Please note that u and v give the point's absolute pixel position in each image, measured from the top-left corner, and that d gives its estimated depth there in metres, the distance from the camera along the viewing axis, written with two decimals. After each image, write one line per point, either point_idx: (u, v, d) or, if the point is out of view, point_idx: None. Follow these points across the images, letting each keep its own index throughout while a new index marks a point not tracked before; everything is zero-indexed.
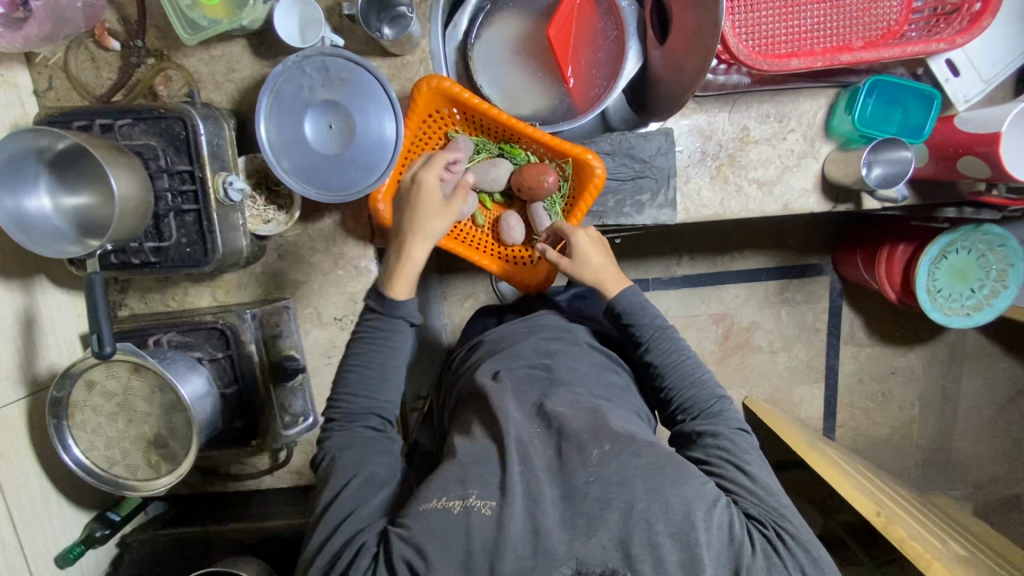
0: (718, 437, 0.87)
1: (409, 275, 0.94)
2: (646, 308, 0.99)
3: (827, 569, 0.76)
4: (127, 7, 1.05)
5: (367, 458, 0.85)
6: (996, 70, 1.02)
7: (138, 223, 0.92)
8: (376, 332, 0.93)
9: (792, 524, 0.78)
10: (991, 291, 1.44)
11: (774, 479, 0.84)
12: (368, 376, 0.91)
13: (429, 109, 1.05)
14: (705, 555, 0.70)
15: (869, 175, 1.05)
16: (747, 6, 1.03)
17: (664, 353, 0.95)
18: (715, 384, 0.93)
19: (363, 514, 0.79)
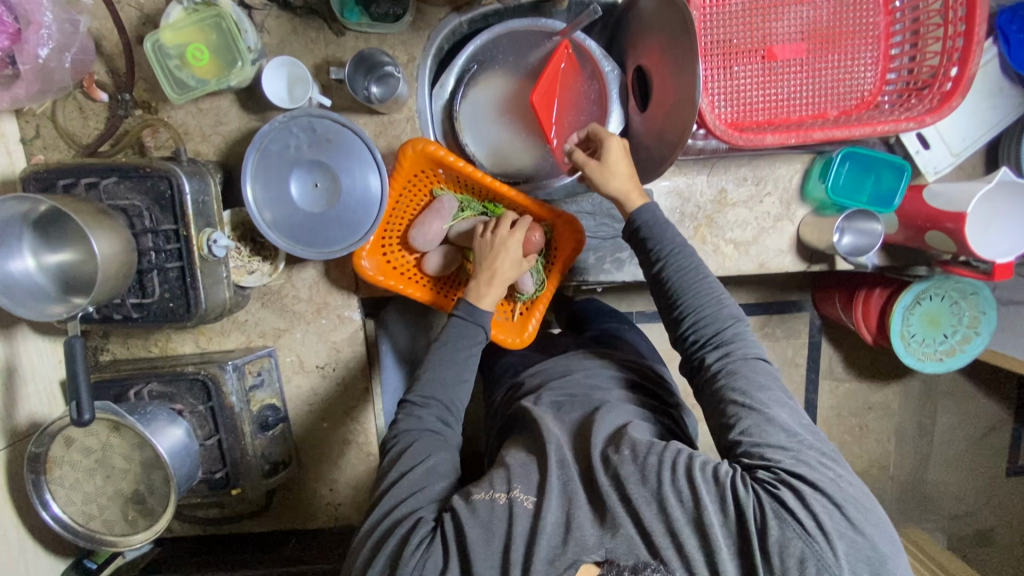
0: (735, 374, 0.81)
1: (497, 287, 1.00)
2: (666, 227, 0.93)
3: (860, 522, 0.69)
4: (115, 60, 1.06)
5: (435, 449, 0.86)
6: (965, 145, 1.06)
7: (119, 283, 0.92)
8: (458, 331, 0.97)
9: (814, 472, 0.73)
10: (963, 338, 1.43)
11: (799, 421, 0.79)
12: (447, 374, 0.93)
13: (414, 169, 1.07)
14: (717, 529, 0.70)
15: (840, 242, 1.10)
16: (725, 76, 1.06)
17: (679, 276, 0.90)
18: (733, 313, 0.87)
19: (420, 499, 0.81)
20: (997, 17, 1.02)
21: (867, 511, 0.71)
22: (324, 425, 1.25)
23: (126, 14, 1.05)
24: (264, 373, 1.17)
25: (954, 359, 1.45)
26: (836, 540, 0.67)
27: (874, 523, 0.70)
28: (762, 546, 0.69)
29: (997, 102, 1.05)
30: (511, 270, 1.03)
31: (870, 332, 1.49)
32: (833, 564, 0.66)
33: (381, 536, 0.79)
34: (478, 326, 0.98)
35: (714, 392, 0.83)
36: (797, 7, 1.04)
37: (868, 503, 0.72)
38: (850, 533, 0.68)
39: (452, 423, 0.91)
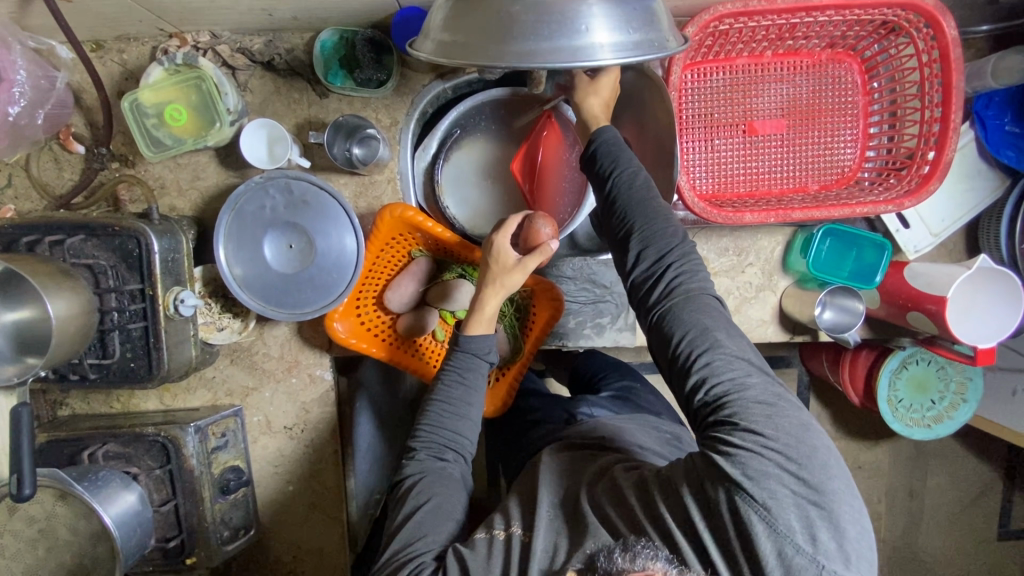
0: (678, 312, 0.75)
1: (493, 296, 0.91)
2: (620, 151, 0.84)
3: (804, 460, 0.63)
4: (95, 113, 1.05)
5: (442, 491, 0.83)
6: (945, 225, 1.06)
7: (74, 346, 0.89)
8: (457, 364, 0.91)
9: (751, 412, 0.67)
10: (950, 404, 1.38)
11: (746, 358, 0.72)
12: (452, 410, 0.89)
13: (391, 233, 1.06)
14: (664, 508, 0.69)
15: (820, 316, 1.08)
16: (707, 149, 1.07)
17: (628, 201, 0.81)
18: (681, 241, 0.80)
19: (427, 543, 0.78)
20: (972, 101, 1.03)
21: (810, 448, 0.64)
22: (289, 490, 1.20)
23: (109, 69, 1.05)
24: (228, 433, 1.13)
25: (941, 426, 1.39)
26: (764, 482, 0.63)
27: (817, 457, 0.64)
28: (699, 506, 0.67)
29: (975, 183, 1.05)
30: (512, 277, 0.91)
31: (857, 394, 1.42)
32: (762, 509, 0.62)
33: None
34: (483, 359, 0.92)
35: (661, 330, 0.76)
36: (777, 85, 1.06)
37: (811, 435, 0.65)
38: (789, 472, 0.63)
39: (459, 461, 0.88)
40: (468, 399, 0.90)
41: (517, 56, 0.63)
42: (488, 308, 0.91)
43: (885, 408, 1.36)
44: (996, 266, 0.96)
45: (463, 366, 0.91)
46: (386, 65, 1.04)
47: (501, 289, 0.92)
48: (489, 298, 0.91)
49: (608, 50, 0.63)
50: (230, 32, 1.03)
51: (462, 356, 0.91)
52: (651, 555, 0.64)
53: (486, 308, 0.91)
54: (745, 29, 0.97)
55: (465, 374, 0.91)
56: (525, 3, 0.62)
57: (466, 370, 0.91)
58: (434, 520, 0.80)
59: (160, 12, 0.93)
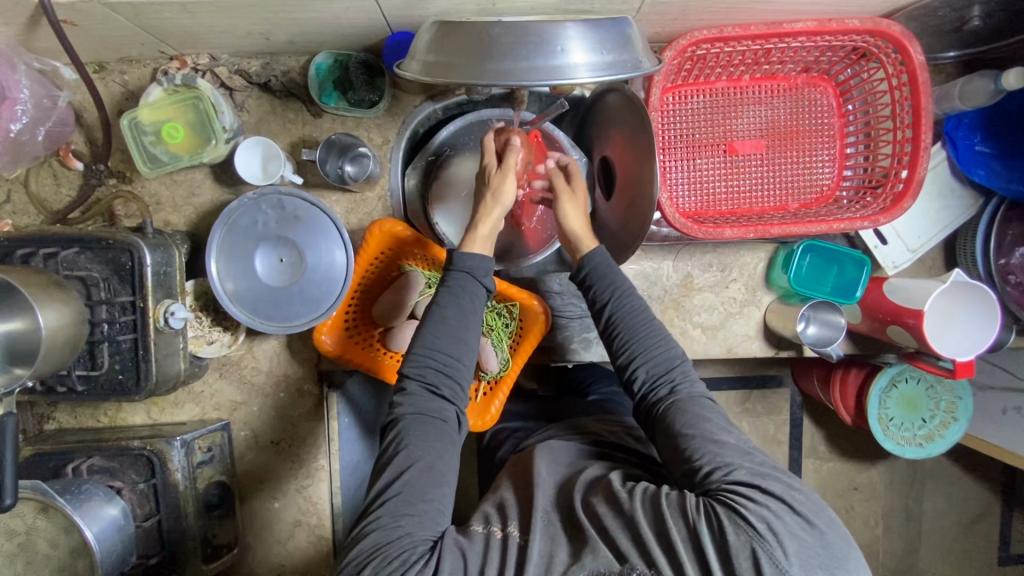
0: (680, 410, 0.80)
1: (483, 217, 0.91)
2: (613, 272, 0.91)
3: (818, 523, 0.66)
4: (95, 131, 1.09)
5: (434, 449, 0.77)
6: (921, 241, 1.09)
7: (63, 357, 0.90)
8: (452, 287, 0.86)
9: (767, 483, 0.69)
10: (941, 423, 1.38)
11: (750, 448, 0.76)
12: (447, 347, 0.83)
13: (378, 249, 1.09)
14: (676, 530, 0.66)
15: (804, 331, 1.10)
16: (689, 168, 1.10)
17: (626, 318, 0.88)
18: (674, 349, 0.88)
19: (421, 519, 0.72)
20: (944, 122, 1.07)
21: (821, 517, 0.67)
22: (275, 506, 1.20)
23: (111, 89, 1.09)
24: (214, 448, 1.12)
25: (933, 445, 1.38)
26: (786, 539, 0.63)
27: (828, 526, 0.67)
28: (715, 544, 0.64)
29: (949, 202, 1.09)
30: (503, 184, 0.92)
31: (848, 413, 1.43)
32: (784, 565, 0.62)
33: (370, 552, 0.70)
34: (479, 281, 0.87)
35: (667, 436, 0.79)
36: (756, 107, 1.10)
37: (820, 505, 0.69)
38: (806, 536, 0.65)
39: (455, 409, 0.82)
40: (465, 330, 0.84)
41: (496, 74, 0.66)
42: (481, 229, 0.90)
43: (876, 427, 1.35)
44: (970, 281, 0.98)
45: (457, 295, 0.85)
46: (379, 87, 1.07)
47: (495, 211, 0.92)
48: (484, 219, 0.91)
49: (583, 69, 0.66)
50: (229, 55, 1.07)
51: (456, 284, 0.86)
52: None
53: (480, 229, 0.91)
54: (722, 54, 1.01)
55: (459, 301, 0.85)
56: (504, 26, 0.65)
57: (461, 296, 0.85)
58: (428, 483, 0.74)
59: (161, 35, 0.98)
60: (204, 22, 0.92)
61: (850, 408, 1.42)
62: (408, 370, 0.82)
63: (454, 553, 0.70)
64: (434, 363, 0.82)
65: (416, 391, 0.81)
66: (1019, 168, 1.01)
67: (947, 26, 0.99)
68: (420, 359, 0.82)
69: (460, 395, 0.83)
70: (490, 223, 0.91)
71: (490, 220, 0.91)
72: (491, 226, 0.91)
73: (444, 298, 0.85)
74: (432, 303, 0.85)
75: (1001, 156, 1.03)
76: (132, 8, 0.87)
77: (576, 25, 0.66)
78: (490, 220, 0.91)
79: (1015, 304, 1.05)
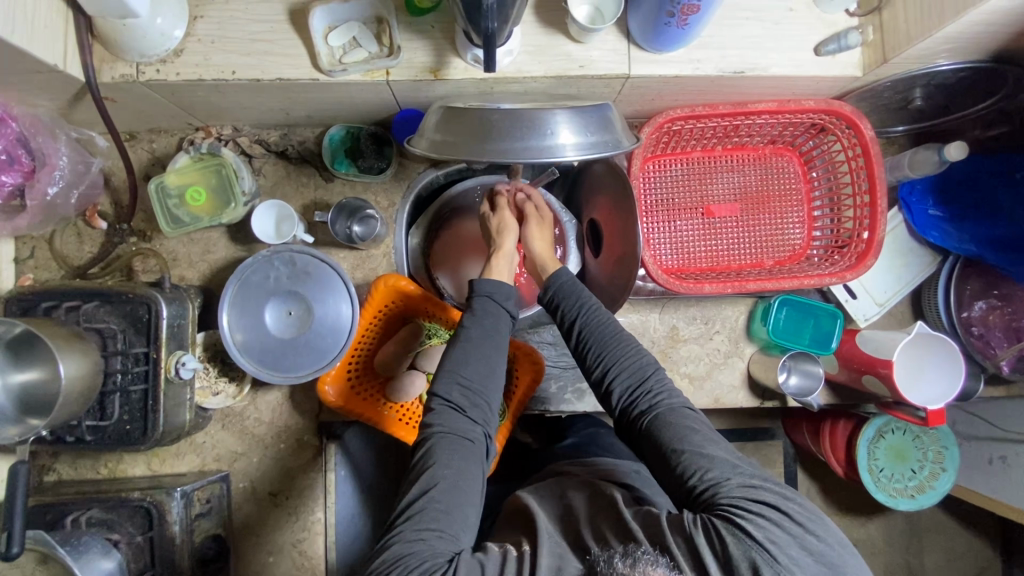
0: (663, 425, 0.82)
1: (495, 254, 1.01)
2: (579, 289, 0.96)
3: (813, 530, 0.70)
4: (121, 193, 1.17)
5: (460, 470, 0.80)
6: (888, 295, 1.18)
7: (77, 406, 0.93)
8: (477, 310, 0.92)
9: (759, 493, 0.73)
10: (931, 473, 1.40)
11: (735, 455, 0.79)
12: (474, 370, 0.87)
13: (382, 302, 1.16)
14: (676, 544, 0.69)
15: (784, 381, 1.15)
16: (670, 229, 1.20)
17: (597, 332, 0.91)
18: (647, 363, 0.90)
19: (444, 535, 0.74)
20: (898, 188, 1.18)
21: (816, 523, 0.71)
22: (270, 561, 1.19)
23: (139, 156, 1.18)
24: (213, 499, 1.13)
25: (925, 496, 1.40)
26: (783, 546, 0.67)
27: (827, 534, 0.71)
28: (716, 552, 0.67)
29: (910, 260, 1.18)
30: (507, 224, 1.05)
31: (840, 464, 1.45)
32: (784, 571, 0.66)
33: (392, 562, 0.72)
34: (501, 306, 0.93)
35: (655, 453, 0.81)
36: (729, 174, 1.21)
37: (812, 510, 0.73)
38: (803, 539, 0.69)
39: (484, 436, 0.86)
40: (493, 354, 0.89)
41: (496, 152, 0.75)
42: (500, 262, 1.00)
43: (867, 478, 1.37)
44: (934, 332, 1.05)
45: (485, 320, 0.91)
46: (387, 156, 1.18)
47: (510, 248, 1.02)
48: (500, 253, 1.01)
49: (571, 149, 0.76)
50: (251, 126, 1.17)
51: (485, 309, 0.92)
52: (652, 559, 0.66)
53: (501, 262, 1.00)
54: (695, 129, 1.13)
55: (487, 324, 0.91)
56: (503, 112, 0.76)
57: (489, 319, 0.91)
58: (452, 504, 0.77)
59: (192, 110, 1.08)
60: (232, 99, 1.02)
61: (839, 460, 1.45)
62: (436, 390, 0.86)
63: (471, 564, 0.71)
64: (461, 382, 0.86)
65: (443, 411, 0.85)
66: (969, 230, 1.10)
67: (893, 105, 1.11)
68: (452, 380, 0.87)
69: (487, 421, 0.87)
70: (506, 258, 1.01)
71: (506, 256, 1.01)
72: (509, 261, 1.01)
73: (472, 324, 0.91)
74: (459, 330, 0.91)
75: (952, 219, 1.12)
76: (169, 88, 0.97)
77: (565, 112, 0.77)
78: (507, 255, 1.01)
79: (979, 353, 1.13)
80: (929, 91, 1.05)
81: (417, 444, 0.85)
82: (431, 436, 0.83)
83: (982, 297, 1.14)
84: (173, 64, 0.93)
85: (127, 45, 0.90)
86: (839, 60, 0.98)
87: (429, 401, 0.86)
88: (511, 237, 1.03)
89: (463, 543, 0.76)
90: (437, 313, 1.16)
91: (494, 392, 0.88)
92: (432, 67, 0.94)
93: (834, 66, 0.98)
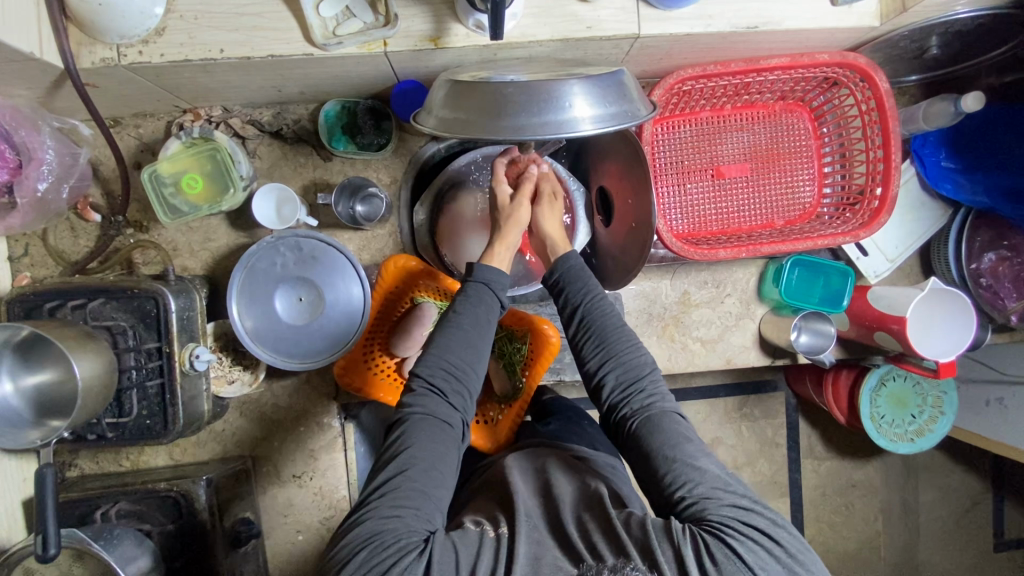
0: (654, 427, 0.80)
1: (498, 245, 0.96)
2: (585, 276, 0.95)
3: (799, 559, 0.69)
4: (111, 183, 1.14)
5: (438, 452, 0.78)
6: (899, 251, 1.19)
7: (97, 404, 0.91)
8: (468, 296, 0.89)
9: (748, 515, 0.71)
10: (930, 417, 1.37)
11: (727, 472, 0.77)
12: (459, 352, 0.85)
13: (394, 283, 1.16)
14: (663, 553, 0.67)
15: (797, 340, 1.16)
16: (680, 193, 1.17)
17: (598, 324, 0.90)
18: (647, 364, 0.88)
19: (418, 518, 0.72)
20: (911, 141, 1.16)
21: (803, 552, 0.71)
22: (298, 539, 1.22)
23: (127, 143, 1.14)
24: (238, 486, 1.14)
25: (925, 440, 1.37)
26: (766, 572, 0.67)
27: (809, 560, 0.71)
28: (703, 568, 0.66)
29: (921, 214, 1.18)
30: (518, 211, 1.00)
31: (842, 413, 1.41)
32: None
33: (365, 538, 0.71)
34: (493, 296, 0.90)
35: (641, 453, 0.80)
36: (738, 133, 1.18)
37: (798, 540, 0.72)
38: (787, 567, 0.69)
39: (464, 419, 0.84)
40: (481, 338, 0.87)
41: (512, 129, 0.72)
42: (501, 250, 0.96)
43: (869, 425, 1.34)
44: (947, 287, 1.06)
45: (474, 304, 0.88)
46: (386, 130, 1.13)
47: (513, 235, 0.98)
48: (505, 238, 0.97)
49: (587, 122, 0.73)
50: (241, 106, 1.12)
51: (474, 292, 0.89)
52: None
53: (501, 248, 0.97)
54: (706, 88, 1.09)
55: (477, 310, 0.88)
56: (516, 86, 0.72)
57: (479, 302, 0.88)
58: (426, 486, 0.75)
59: (178, 92, 1.02)
60: (221, 78, 0.97)
61: (842, 409, 1.41)
62: (418, 371, 0.84)
63: (446, 547, 0.70)
64: (445, 366, 0.84)
65: (424, 393, 0.83)
66: (983, 181, 1.09)
67: (908, 55, 1.08)
68: (434, 359, 0.84)
69: (467, 403, 0.85)
70: (509, 245, 0.97)
71: (509, 244, 0.97)
72: (510, 250, 0.98)
73: (460, 308, 0.88)
74: (447, 312, 0.88)
75: (965, 170, 1.11)
76: (153, 71, 0.91)
77: (580, 82, 0.73)
78: (509, 244, 0.97)
79: (987, 305, 1.15)
80: (945, 39, 1.02)
81: (395, 422, 0.82)
82: (410, 417, 0.81)
83: (992, 249, 1.15)
84: (156, 45, 0.87)
85: (104, 26, 0.84)
86: (856, 9, 0.93)
87: (410, 381, 0.84)
88: (512, 224, 0.98)
89: (439, 523, 0.74)
90: (431, 281, 1.14)
91: (478, 381, 0.86)
92: (431, 35, 0.89)
93: (850, 16, 0.93)
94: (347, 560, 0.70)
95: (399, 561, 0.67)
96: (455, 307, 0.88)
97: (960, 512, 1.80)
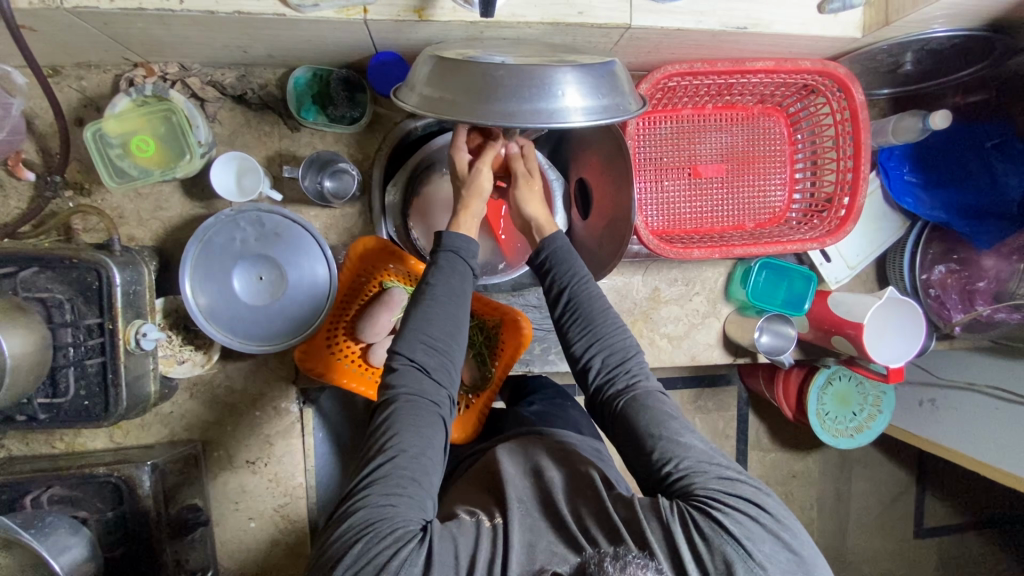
0: (640, 406, 0.80)
1: (470, 218, 0.91)
2: (572, 257, 0.92)
3: (786, 523, 0.70)
4: (48, 139, 1.03)
5: (426, 438, 0.76)
6: (860, 259, 1.24)
7: (27, 383, 0.83)
8: (442, 266, 0.85)
9: (734, 486, 0.72)
10: (869, 415, 1.44)
11: (711, 445, 0.78)
12: (439, 326, 0.82)
13: (363, 264, 1.10)
14: (651, 532, 0.68)
15: (759, 340, 1.19)
16: (657, 189, 1.18)
17: (586, 305, 0.88)
18: (629, 348, 0.87)
19: (412, 509, 0.70)
20: (878, 153, 1.21)
21: (788, 516, 0.71)
22: (251, 526, 1.18)
23: (67, 95, 1.03)
24: (186, 471, 1.08)
25: (863, 436, 1.45)
26: (757, 539, 0.67)
27: (799, 529, 0.71)
28: (692, 545, 0.66)
29: (881, 224, 1.23)
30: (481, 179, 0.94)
31: (790, 409, 1.47)
32: (755, 564, 0.65)
33: (360, 529, 0.68)
34: (466, 262, 0.88)
35: (627, 434, 0.80)
36: (717, 133, 1.19)
37: (783, 505, 0.73)
38: (776, 533, 0.69)
39: (449, 399, 0.82)
40: (458, 309, 0.84)
41: (500, 114, 0.69)
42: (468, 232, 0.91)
43: (814, 421, 1.40)
44: (902, 296, 1.11)
45: (444, 275, 0.85)
46: (360, 103, 1.07)
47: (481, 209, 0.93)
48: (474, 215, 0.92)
49: (577, 113, 0.71)
50: (201, 65, 1.03)
51: (446, 265, 0.86)
52: (642, 563, 0.62)
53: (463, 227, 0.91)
54: (690, 86, 1.08)
55: (450, 279, 0.84)
56: (506, 68, 0.69)
57: (452, 274, 0.85)
58: (416, 474, 0.73)
59: (128, 43, 0.93)
60: (180, 33, 0.88)
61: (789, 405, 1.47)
62: (399, 347, 0.81)
63: (444, 539, 0.69)
64: (424, 340, 0.81)
65: (406, 370, 0.80)
66: (940, 198, 1.16)
67: (883, 68, 1.11)
68: (416, 334, 0.81)
69: (448, 382, 0.82)
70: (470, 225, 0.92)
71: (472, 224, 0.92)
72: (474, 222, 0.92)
73: (432, 281, 0.84)
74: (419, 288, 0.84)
75: (926, 186, 1.17)
76: (101, 17, 0.82)
77: (572, 71, 0.71)
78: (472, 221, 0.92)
79: (935, 316, 1.22)
80: (919, 56, 1.05)
81: (379, 405, 0.79)
82: (396, 398, 0.78)
83: (941, 262, 1.21)
84: None
85: None
86: (840, 19, 0.94)
87: (391, 359, 0.81)
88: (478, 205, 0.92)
89: (432, 510, 0.73)
90: (400, 265, 1.10)
91: (458, 360, 0.83)
92: (415, 6, 0.84)
93: (835, 25, 0.94)
94: (342, 554, 0.68)
95: (398, 553, 0.65)
96: (427, 281, 0.84)
97: (887, 502, 1.94)
